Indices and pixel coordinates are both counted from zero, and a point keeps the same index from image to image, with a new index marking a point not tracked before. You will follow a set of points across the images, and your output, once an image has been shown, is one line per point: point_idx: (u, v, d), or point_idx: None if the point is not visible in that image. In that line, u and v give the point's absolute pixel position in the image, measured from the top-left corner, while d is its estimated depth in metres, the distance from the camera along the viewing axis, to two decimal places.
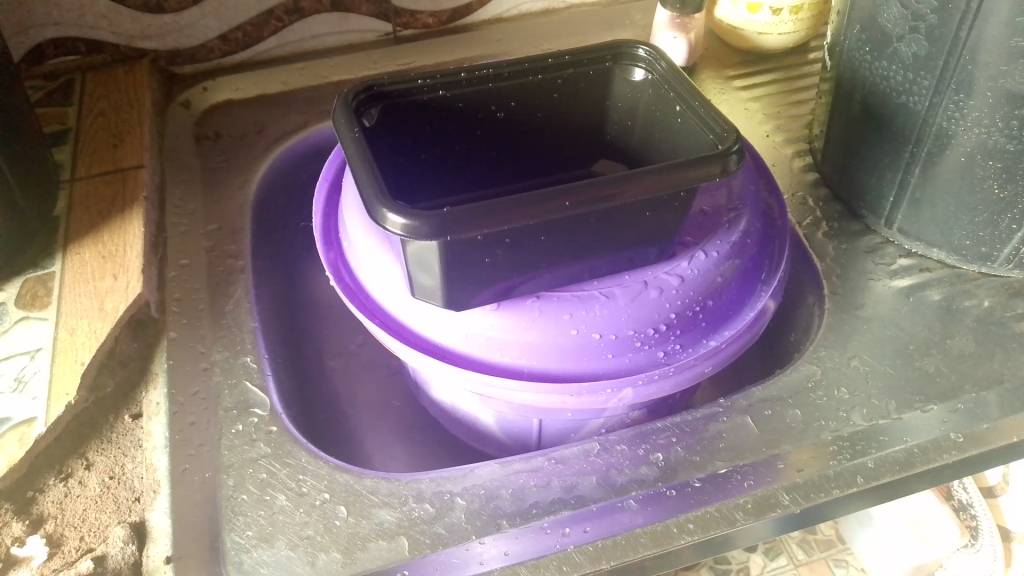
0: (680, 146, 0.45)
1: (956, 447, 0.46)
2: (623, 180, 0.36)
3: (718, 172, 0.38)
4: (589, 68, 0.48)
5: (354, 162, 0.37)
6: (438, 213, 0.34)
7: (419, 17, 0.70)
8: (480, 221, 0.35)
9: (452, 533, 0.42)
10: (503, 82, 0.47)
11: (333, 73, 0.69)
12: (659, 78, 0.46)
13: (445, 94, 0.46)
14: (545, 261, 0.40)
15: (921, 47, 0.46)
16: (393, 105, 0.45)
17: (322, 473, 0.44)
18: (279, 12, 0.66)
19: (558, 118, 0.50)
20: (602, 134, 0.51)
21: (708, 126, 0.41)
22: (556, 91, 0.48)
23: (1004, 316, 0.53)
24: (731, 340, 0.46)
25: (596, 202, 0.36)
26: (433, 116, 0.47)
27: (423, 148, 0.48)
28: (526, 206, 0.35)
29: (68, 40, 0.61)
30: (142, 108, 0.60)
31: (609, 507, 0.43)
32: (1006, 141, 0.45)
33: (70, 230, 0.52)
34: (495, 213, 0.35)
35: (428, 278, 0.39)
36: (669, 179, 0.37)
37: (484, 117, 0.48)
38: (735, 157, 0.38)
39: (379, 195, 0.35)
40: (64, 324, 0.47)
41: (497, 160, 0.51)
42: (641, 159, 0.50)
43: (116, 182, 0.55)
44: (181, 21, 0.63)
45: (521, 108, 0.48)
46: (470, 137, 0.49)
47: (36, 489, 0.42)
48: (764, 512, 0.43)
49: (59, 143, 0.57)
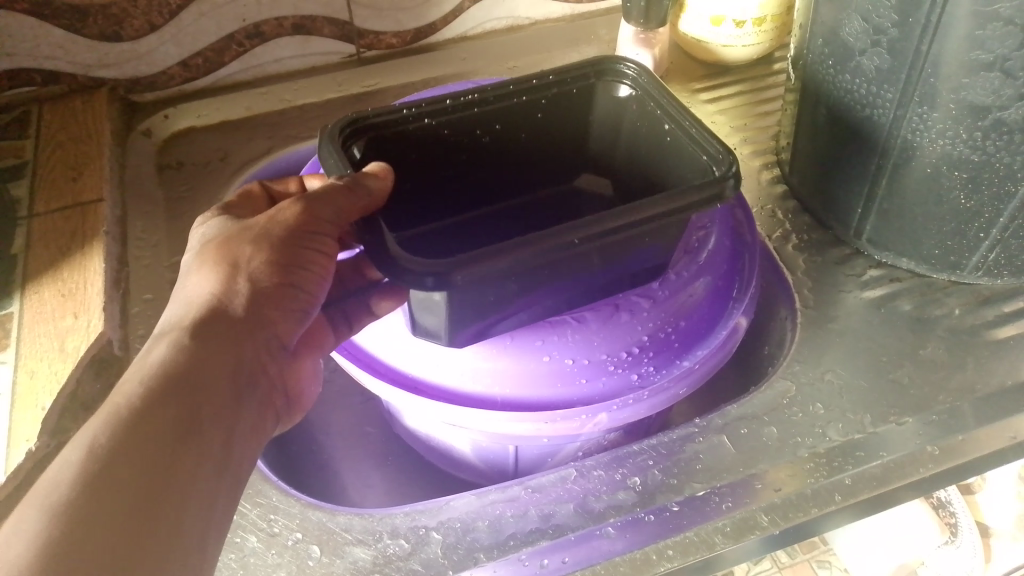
0: (671, 164, 0.45)
1: (931, 460, 0.46)
2: (630, 218, 0.36)
3: (717, 197, 0.38)
4: (573, 86, 0.47)
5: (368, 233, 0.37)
6: (454, 262, 0.34)
7: (383, 38, 0.69)
8: (492, 264, 0.34)
9: (428, 569, 0.41)
10: (486, 106, 0.46)
11: (297, 97, 0.68)
12: (644, 95, 0.46)
13: (432, 122, 0.45)
14: (549, 296, 0.39)
15: (883, 60, 0.46)
16: (378, 138, 0.44)
17: (294, 511, 0.44)
18: (239, 37, 0.64)
19: (540, 136, 0.49)
20: (584, 150, 0.51)
21: (700, 147, 0.41)
22: (540, 111, 0.47)
23: (974, 324, 0.53)
24: (705, 359, 0.45)
25: (604, 234, 0.36)
26: (417, 145, 0.45)
27: (415, 178, 0.47)
28: (531, 243, 0.35)
29: (24, 71, 0.60)
30: (101, 138, 0.59)
31: (587, 535, 0.43)
32: (971, 152, 0.46)
33: (28, 269, 0.51)
34: (504, 255, 0.34)
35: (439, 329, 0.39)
36: (678, 203, 0.37)
37: (469, 142, 0.47)
38: (733, 182, 0.38)
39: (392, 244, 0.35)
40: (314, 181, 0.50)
41: (481, 182, 0.50)
42: (626, 174, 0.50)
43: (74, 218, 0.54)
44: (139, 49, 0.62)
45: (505, 130, 0.48)
46: (456, 162, 0.48)
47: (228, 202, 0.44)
48: (743, 535, 0.43)
49: (16, 177, 0.56)
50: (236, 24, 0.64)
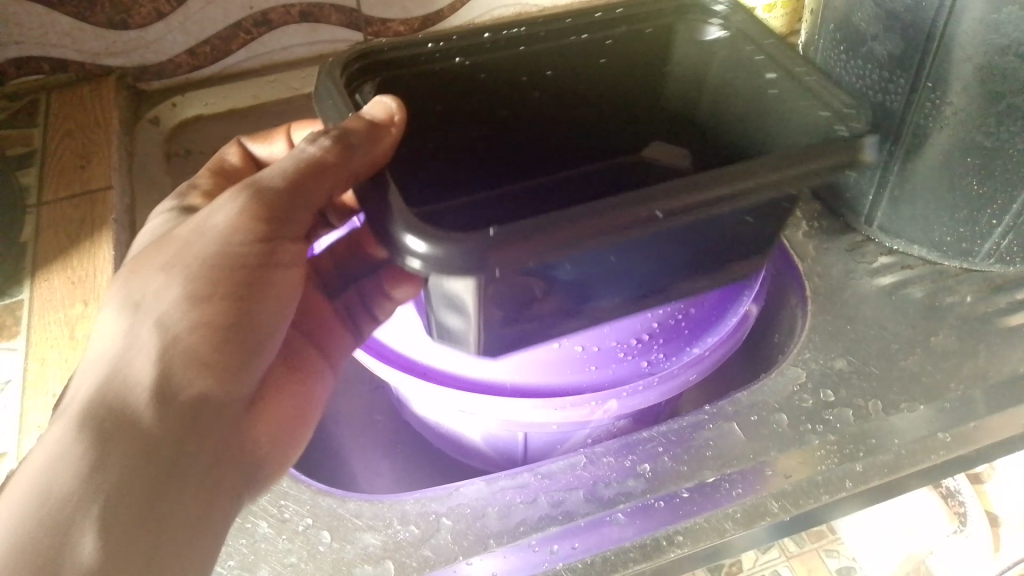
0: (772, 124, 0.43)
1: (944, 446, 0.46)
2: (728, 195, 0.34)
3: (849, 160, 0.36)
4: (646, 25, 0.48)
5: (381, 203, 0.34)
6: (485, 245, 0.31)
7: (391, 26, 0.69)
8: (530, 241, 0.31)
9: (439, 555, 0.41)
10: (534, 45, 0.47)
11: (305, 85, 0.68)
12: (737, 31, 0.46)
13: (466, 63, 0.46)
14: (595, 289, 0.38)
15: (895, 45, 0.45)
16: (396, 81, 0.45)
17: (305, 497, 0.44)
18: (247, 24, 0.64)
19: (602, 83, 0.50)
20: (659, 97, 0.51)
21: (818, 104, 0.40)
22: (604, 54, 0.48)
23: (987, 312, 0.53)
24: (716, 347, 0.45)
25: (690, 208, 0.33)
26: (454, 88, 0.46)
27: (442, 132, 0.47)
28: (577, 219, 0.31)
29: (32, 59, 0.60)
30: (110, 126, 0.59)
31: (597, 521, 0.43)
32: (984, 138, 0.45)
33: (38, 257, 0.51)
34: (546, 232, 0.31)
35: (463, 327, 0.37)
36: (794, 166, 0.35)
37: (514, 88, 0.48)
38: (865, 144, 0.36)
39: (409, 224, 0.32)
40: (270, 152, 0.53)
41: (534, 137, 0.51)
42: (704, 131, 0.50)
43: (84, 206, 0.54)
44: (147, 37, 0.62)
45: (557, 76, 0.48)
46: (494, 115, 0.48)
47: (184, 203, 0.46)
48: (753, 521, 0.43)
49: (24, 166, 0.56)
50: (244, 12, 0.63)
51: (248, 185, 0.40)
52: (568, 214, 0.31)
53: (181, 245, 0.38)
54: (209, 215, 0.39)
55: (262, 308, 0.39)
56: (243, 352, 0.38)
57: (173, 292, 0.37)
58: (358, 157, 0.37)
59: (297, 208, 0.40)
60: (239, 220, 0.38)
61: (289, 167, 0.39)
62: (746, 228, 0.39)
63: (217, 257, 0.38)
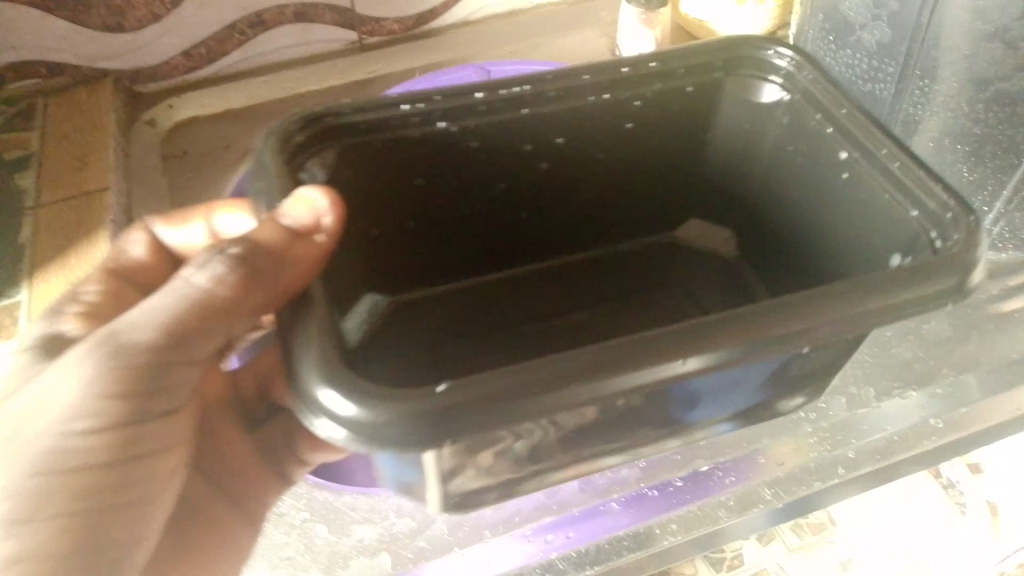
0: (848, 207, 0.43)
1: (936, 433, 0.47)
2: (780, 338, 0.31)
3: (957, 283, 0.33)
4: (689, 84, 0.46)
5: (297, 332, 0.30)
6: (430, 409, 0.28)
7: (384, 24, 0.69)
8: (481, 418, 0.29)
9: (434, 546, 0.42)
10: (536, 109, 0.44)
11: (298, 86, 0.68)
12: (803, 91, 0.44)
13: (453, 129, 0.44)
14: (650, 416, 0.37)
15: (884, 34, 0.46)
16: (362, 144, 0.42)
17: (301, 492, 0.45)
18: (241, 26, 0.65)
19: (645, 139, 0.49)
20: (702, 157, 0.51)
21: (912, 200, 0.38)
22: (654, 115, 0.47)
23: (979, 299, 0.52)
24: None
25: (740, 333, 0.31)
26: (447, 150, 0.45)
27: (413, 192, 0.47)
28: (572, 386, 0.29)
29: (29, 64, 0.61)
30: (107, 128, 0.60)
31: (592, 510, 0.43)
32: (972, 124, 0.45)
33: (35, 258, 0.52)
34: (508, 402, 0.29)
35: (416, 478, 0.36)
36: (877, 295, 0.32)
37: (517, 152, 0.47)
38: (975, 265, 0.34)
39: (336, 383, 0.28)
40: (180, 239, 0.50)
41: (555, 196, 0.51)
42: (768, 188, 0.50)
43: (80, 207, 0.55)
44: (142, 40, 0.62)
45: (567, 141, 0.47)
46: (500, 179, 0.48)
47: (55, 333, 0.42)
48: (746, 508, 0.44)
49: (21, 169, 0.57)
50: (237, 14, 0.64)
51: (104, 338, 0.35)
52: (560, 378, 0.29)
53: (26, 422, 0.35)
54: (58, 380, 0.35)
55: (124, 499, 0.37)
56: (103, 560, 0.36)
57: (19, 490, 0.34)
58: (264, 284, 0.36)
59: (180, 362, 0.37)
60: (92, 401, 0.34)
61: (163, 314, 0.35)
62: (790, 369, 0.38)
63: (66, 455, 0.35)
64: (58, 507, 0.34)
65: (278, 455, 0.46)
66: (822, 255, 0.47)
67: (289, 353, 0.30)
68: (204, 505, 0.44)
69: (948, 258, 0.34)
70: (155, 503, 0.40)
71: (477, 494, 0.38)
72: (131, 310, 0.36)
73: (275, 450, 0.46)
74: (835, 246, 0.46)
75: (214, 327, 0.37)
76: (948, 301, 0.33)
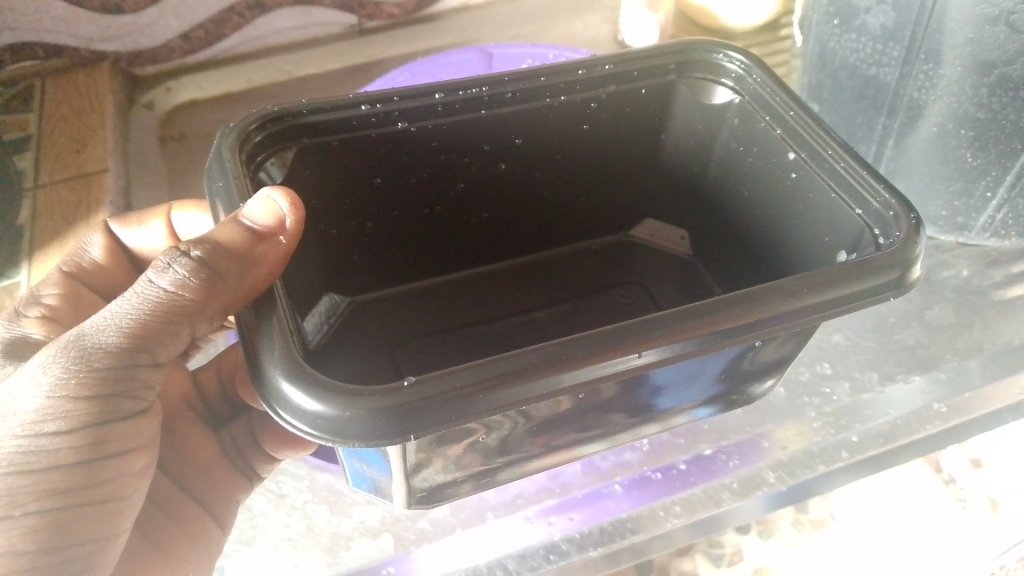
0: (797, 211, 0.43)
1: (938, 417, 0.47)
2: (740, 329, 0.31)
3: (895, 278, 0.33)
4: (641, 85, 0.46)
5: (261, 334, 0.30)
6: (394, 404, 0.27)
7: (384, 8, 0.68)
8: (444, 411, 0.28)
9: (436, 527, 0.42)
10: (497, 109, 0.44)
11: (299, 69, 0.68)
12: (750, 92, 0.44)
13: (412, 128, 0.43)
14: (616, 406, 0.37)
15: (888, 18, 0.45)
16: (323, 145, 0.42)
17: (302, 473, 0.45)
18: (240, 8, 0.64)
19: (598, 139, 0.48)
20: (658, 159, 0.51)
21: (854, 199, 0.38)
22: (601, 114, 0.47)
23: (982, 285, 0.53)
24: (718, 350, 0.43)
25: (702, 326, 0.31)
26: (405, 150, 0.44)
27: (371, 194, 0.46)
28: (525, 378, 0.29)
29: (26, 46, 0.59)
30: (103, 113, 0.59)
31: (596, 493, 0.44)
32: (976, 109, 0.45)
33: (34, 239, 0.53)
34: (471, 395, 0.28)
35: (383, 475, 0.36)
36: (813, 278, 0.32)
37: (474, 154, 0.46)
38: (913, 264, 0.34)
39: (301, 376, 0.28)
40: (141, 239, 0.48)
41: (511, 201, 0.50)
42: (716, 199, 0.50)
43: (80, 189, 0.54)
44: (140, 22, 0.61)
45: (525, 143, 0.47)
46: (459, 182, 0.48)
47: (19, 336, 0.41)
48: (750, 491, 0.44)
49: (20, 151, 0.57)
50: None
51: (71, 342, 0.34)
52: (513, 372, 0.29)
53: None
54: (27, 381, 0.34)
55: (98, 498, 0.37)
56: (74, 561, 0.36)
57: None
58: (228, 287, 0.35)
59: (150, 364, 0.37)
60: (62, 404, 0.34)
61: (126, 319, 0.35)
62: (742, 363, 0.38)
63: (38, 455, 0.34)
64: (31, 505, 0.34)
65: (249, 458, 0.45)
66: (767, 254, 0.47)
67: (254, 354, 0.30)
68: (182, 511, 0.45)
69: (888, 254, 0.33)
70: (128, 504, 0.39)
71: (443, 489, 0.38)
72: (96, 314, 0.36)
73: (245, 451, 0.47)
74: (780, 249, 0.46)
75: (179, 330, 0.36)
76: (887, 295, 0.33)
